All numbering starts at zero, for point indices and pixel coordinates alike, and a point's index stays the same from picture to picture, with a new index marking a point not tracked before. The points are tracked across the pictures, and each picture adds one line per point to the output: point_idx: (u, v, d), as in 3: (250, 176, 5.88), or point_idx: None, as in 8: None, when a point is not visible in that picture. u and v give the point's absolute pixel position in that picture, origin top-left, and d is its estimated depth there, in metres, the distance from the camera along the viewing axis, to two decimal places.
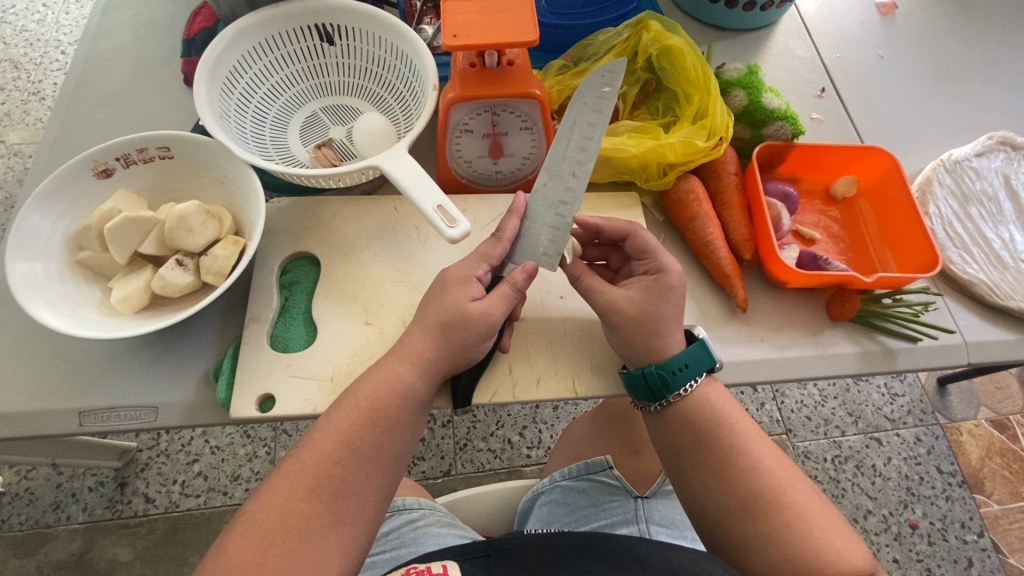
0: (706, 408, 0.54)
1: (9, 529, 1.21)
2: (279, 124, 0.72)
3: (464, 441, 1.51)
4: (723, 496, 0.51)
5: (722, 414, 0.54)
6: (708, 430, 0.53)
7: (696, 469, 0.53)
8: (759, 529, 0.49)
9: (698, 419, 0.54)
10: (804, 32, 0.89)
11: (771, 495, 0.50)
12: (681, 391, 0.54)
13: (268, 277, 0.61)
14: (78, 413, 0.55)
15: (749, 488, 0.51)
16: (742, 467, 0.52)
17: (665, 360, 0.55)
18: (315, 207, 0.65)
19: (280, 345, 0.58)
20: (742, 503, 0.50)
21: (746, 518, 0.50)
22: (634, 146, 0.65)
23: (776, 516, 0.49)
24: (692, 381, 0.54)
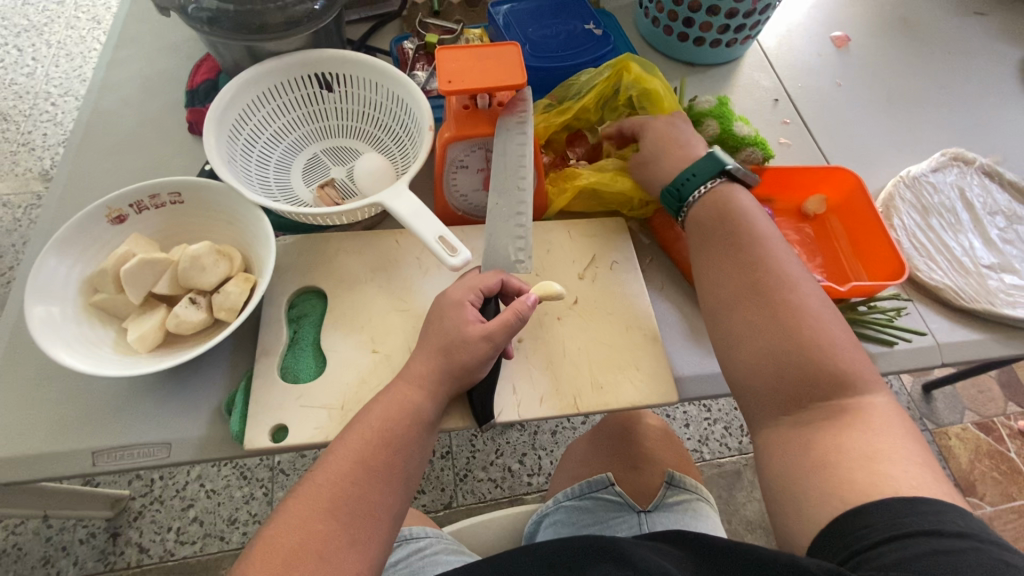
0: (728, 206, 0.64)
1: None
2: (282, 166, 0.75)
3: (464, 472, 1.51)
4: (742, 334, 0.57)
5: (749, 215, 0.63)
6: (735, 256, 0.61)
7: (718, 245, 0.62)
8: (766, 314, 0.56)
9: (723, 223, 0.63)
10: (767, 64, 0.97)
11: (807, 322, 0.54)
12: (693, 195, 0.65)
13: (276, 311, 0.64)
14: (91, 454, 0.56)
15: (780, 305, 0.56)
16: (787, 304, 0.56)
17: (676, 177, 0.67)
18: (319, 243, 0.68)
19: (289, 377, 0.60)
20: (750, 282, 0.58)
21: (760, 325, 0.56)
22: (618, 181, 0.71)
23: (789, 326, 0.54)
24: (704, 182, 0.65)
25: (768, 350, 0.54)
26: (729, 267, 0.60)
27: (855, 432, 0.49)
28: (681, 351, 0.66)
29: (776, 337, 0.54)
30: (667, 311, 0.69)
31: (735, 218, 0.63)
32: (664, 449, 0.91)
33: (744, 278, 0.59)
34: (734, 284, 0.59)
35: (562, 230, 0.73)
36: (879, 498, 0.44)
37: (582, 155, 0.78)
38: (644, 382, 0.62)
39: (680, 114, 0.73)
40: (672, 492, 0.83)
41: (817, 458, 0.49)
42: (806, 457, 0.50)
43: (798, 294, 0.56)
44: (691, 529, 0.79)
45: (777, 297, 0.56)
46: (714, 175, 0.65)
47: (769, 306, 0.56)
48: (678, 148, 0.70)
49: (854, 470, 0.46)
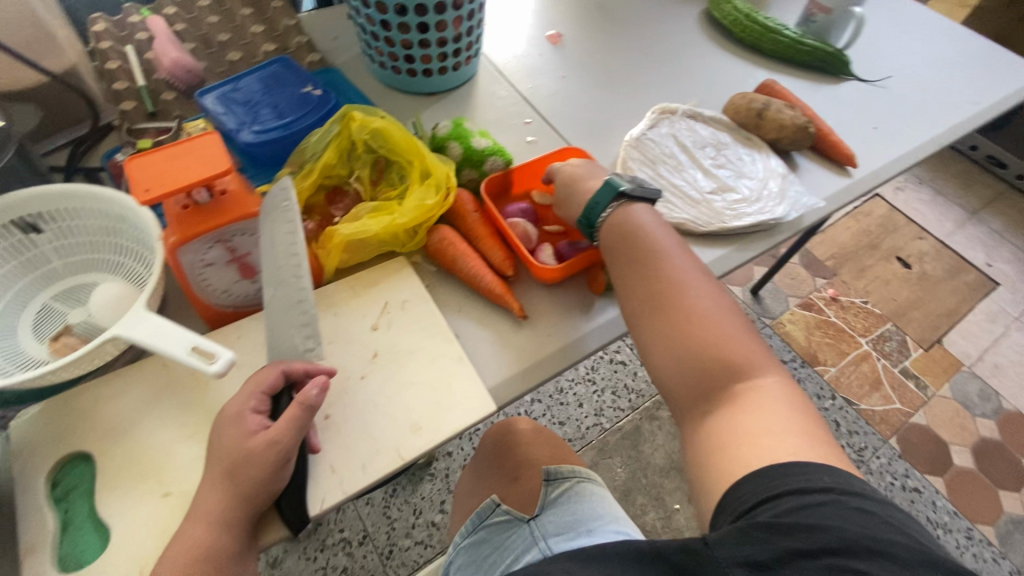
0: (642, 234, 0.68)
1: None
2: (5, 330, 0.65)
3: (388, 547, 1.42)
4: (667, 272, 0.64)
5: (648, 228, 0.68)
6: (655, 270, 0.65)
7: (632, 259, 0.66)
8: (681, 342, 0.59)
9: (642, 267, 0.65)
10: (500, 76, 1.05)
11: (708, 353, 0.58)
12: (604, 216, 0.70)
13: (33, 498, 0.54)
14: None
15: (695, 352, 0.58)
16: (716, 340, 0.59)
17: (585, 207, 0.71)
18: (70, 400, 0.60)
19: (71, 564, 0.52)
20: (650, 293, 0.64)
21: (663, 327, 0.61)
22: (375, 224, 0.71)
23: (677, 312, 0.61)
24: (606, 208, 0.70)
25: (675, 363, 0.59)
26: (642, 283, 0.65)
27: (752, 416, 0.53)
28: (489, 360, 0.69)
29: (695, 370, 0.58)
30: (468, 327, 0.71)
31: (581, 188, 0.74)
32: (540, 446, 0.95)
33: (635, 287, 0.65)
34: (638, 301, 0.64)
35: (344, 288, 0.72)
36: (759, 468, 0.49)
37: (345, 209, 0.78)
38: (460, 405, 0.63)
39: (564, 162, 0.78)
40: (553, 486, 0.86)
41: (716, 440, 0.54)
42: (713, 457, 0.53)
43: (694, 297, 0.62)
44: (580, 517, 0.81)
45: (673, 316, 0.61)
46: (615, 196, 0.70)
47: (657, 277, 0.64)
48: (590, 182, 0.75)
49: (740, 447, 0.51)
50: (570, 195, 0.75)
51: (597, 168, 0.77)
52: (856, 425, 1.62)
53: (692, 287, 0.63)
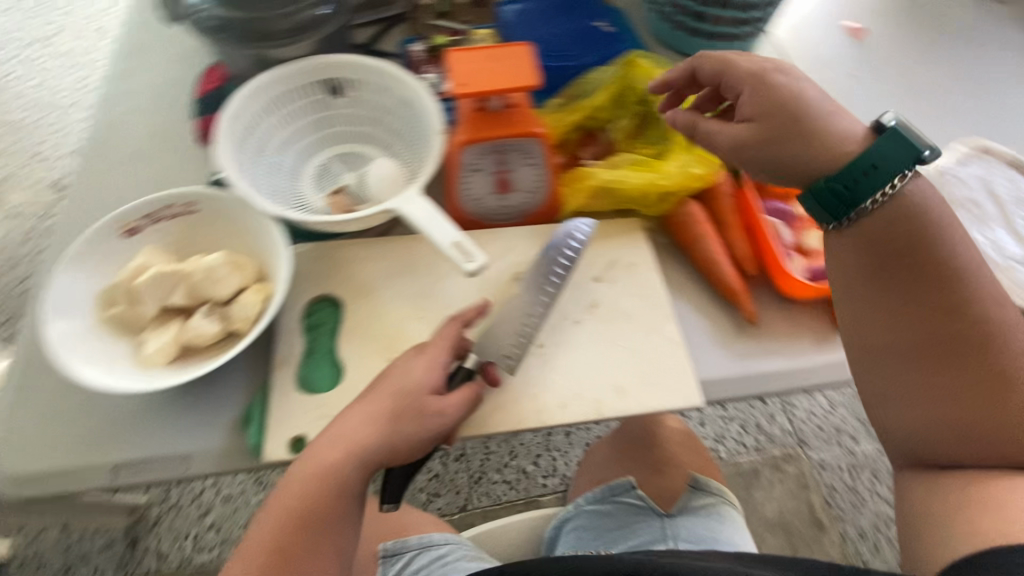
0: (945, 244, 0.54)
1: None
2: (292, 173, 0.74)
3: (479, 475, 1.50)
4: (975, 311, 0.53)
5: (957, 238, 0.55)
6: (956, 304, 0.53)
7: (913, 271, 0.54)
8: (961, 403, 0.52)
9: (941, 291, 0.53)
10: (783, 57, 0.94)
11: (990, 395, 0.51)
12: (869, 204, 0.55)
13: (292, 322, 0.62)
14: (111, 468, 0.56)
15: (971, 392, 0.52)
16: (1010, 393, 0.51)
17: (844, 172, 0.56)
18: (333, 250, 0.67)
19: (305, 386, 0.59)
20: (941, 336, 0.53)
21: (936, 371, 0.53)
22: (634, 178, 0.68)
23: (975, 356, 0.52)
24: (887, 181, 0.55)
25: (924, 412, 0.54)
26: (923, 313, 0.54)
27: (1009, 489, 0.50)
28: (702, 352, 0.65)
29: (951, 414, 0.53)
30: (687, 313, 0.68)
31: (829, 138, 0.57)
32: (685, 452, 0.91)
33: (921, 318, 0.54)
34: (913, 336, 0.54)
35: None
36: (1022, 540, 0.45)
37: (594, 156, 0.75)
38: (665, 387, 0.61)
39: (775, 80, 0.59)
40: (696, 495, 0.83)
41: (982, 496, 0.50)
42: (959, 526, 0.49)
43: (995, 357, 0.52)
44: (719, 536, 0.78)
45: (959, 356, 0.52)
46: (906, 164, 0.55)
47: (947, 304, 0.53)
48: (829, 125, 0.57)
49: (985, 513, 0.49)
50: (782, 135, 0.58)
51: (833, 106, 0.59)
52: None
53: (1001, 326, 0.53)
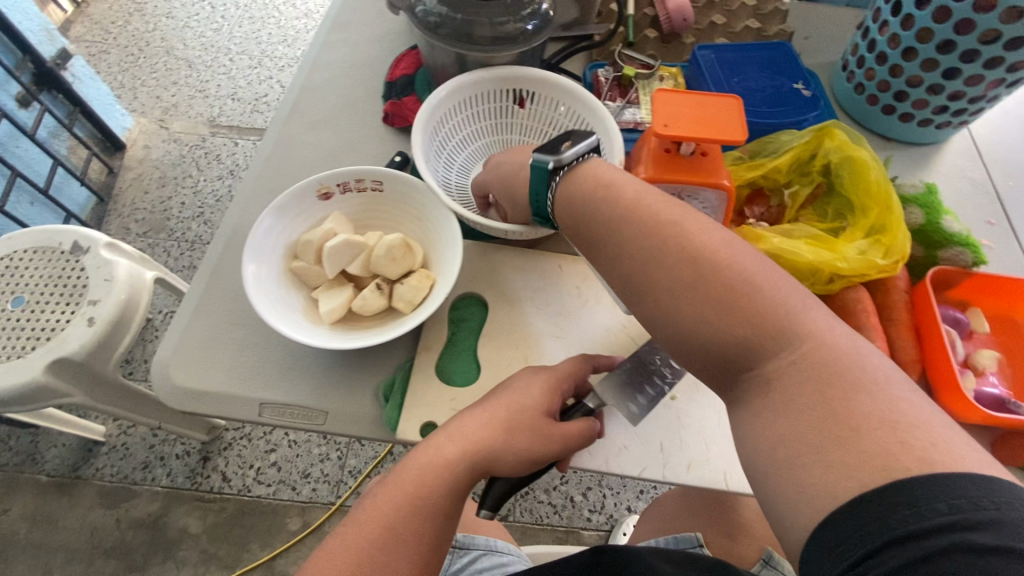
0: (723, 252, 0.43)
1: (100, 478, 1.47)
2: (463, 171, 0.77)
3: (526, 489, 1.49)
4: (751, 319, 0.40)
5: (756, 265, 0.42)
6: (740, 306, 0.41)
7: (611, 233, 0.49)
8: (782, 402, 0.39)
9: (715, 287, 0.42)
10: (976, 153, 0.87)
11: (777, 370, 0.39)
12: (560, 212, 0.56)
13: (440, 311, 0.65)
14: (259, 404, 0.61)
15: (758, 362, 0.40)
16: (790, 362, 0.39)
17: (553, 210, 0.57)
18: (490, 253, 0.70)
19: (444, 376, 0.62)
20: (733, 318, 0.41)
21: (777, 382, 0.39)
22: (809, 252, 0.65)
23: (774, 360, 0.40)
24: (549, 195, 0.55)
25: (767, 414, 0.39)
26: (719, 309, 0.41)
27: (920, 434, 0.33)
28: None
29: (819, 422, 0.36)
30: None
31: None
32: (769, 536, 0.86)
33: (713, 313, 0.42)
34: (727, 342, 0.41)
35: None
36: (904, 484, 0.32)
37: (760, 217, 0.75)
38: None
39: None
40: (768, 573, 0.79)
41: (798, 479, 0.36)
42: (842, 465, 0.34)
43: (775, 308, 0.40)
44: None
45: (758, 373, 0.40)
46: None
47: (731, 318, 0.41)
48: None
49: (893, 441, 0.33)
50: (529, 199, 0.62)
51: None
52: None
53: (828, 362, 0.38)
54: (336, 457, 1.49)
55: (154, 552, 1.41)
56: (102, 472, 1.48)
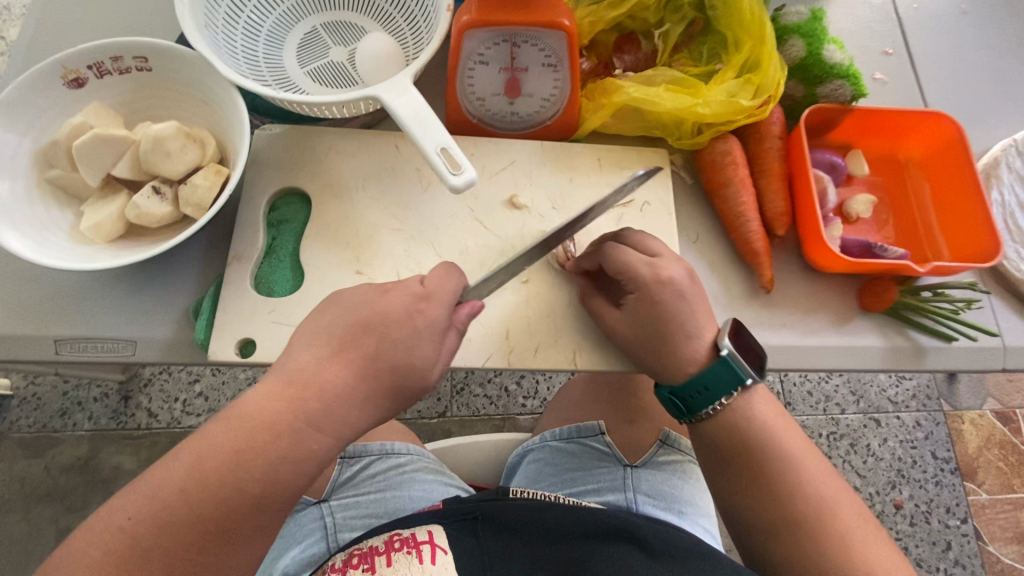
0: (758, 425, 0.51)
1: (17, 431, 1.23)
2: (275, 40, 0.61)
3: (461, 385, 1.39)
4: (760, 474, 0.50)
5: (772, 419, 0.52)
6: (748, 456, 0.51)
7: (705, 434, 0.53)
8: (771, 520, 0.50)
9: (722, 438, 0.52)
10: None
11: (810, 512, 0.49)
12: (709, 409, 0.52)
13: (254, 213, 0.56)
14: (53, 341, 0.53)
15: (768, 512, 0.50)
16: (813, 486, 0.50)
17: (683, 384, 0.51)
18: (311, 137, 0.59)
19: (263, 288, 0.54)
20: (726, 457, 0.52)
21: (746, 501, 0.51)
22: (669, 99, 0.57)
23: (768, 499, 0.50)
24: (714, 403, 0.51)
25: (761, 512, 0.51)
26: (717, 450, 0.52)
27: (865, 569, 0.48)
28: None
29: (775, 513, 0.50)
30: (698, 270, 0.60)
31: (670, 345, 0.51)
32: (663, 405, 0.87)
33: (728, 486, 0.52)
34: (711, 441, 0.53)
35: (591, 157, 0.61)
36: None
37: (630, 66, 0.64)
38: None
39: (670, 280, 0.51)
40: (664, 451, 0.81)
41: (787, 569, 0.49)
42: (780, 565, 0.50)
43: (797, 467, 0.50)
44: (678, 493, 0.78)
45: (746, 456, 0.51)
46: (733, 386, 0.51)
47: (784, 476, 0.50)
48: (680, 343, 0.51)
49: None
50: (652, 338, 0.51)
51: (694, 298, 0.51)
52: (968, 562, 1.27)
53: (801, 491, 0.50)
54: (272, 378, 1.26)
55: (93, 493, 1.22)
56: (18, 425, 1.23)
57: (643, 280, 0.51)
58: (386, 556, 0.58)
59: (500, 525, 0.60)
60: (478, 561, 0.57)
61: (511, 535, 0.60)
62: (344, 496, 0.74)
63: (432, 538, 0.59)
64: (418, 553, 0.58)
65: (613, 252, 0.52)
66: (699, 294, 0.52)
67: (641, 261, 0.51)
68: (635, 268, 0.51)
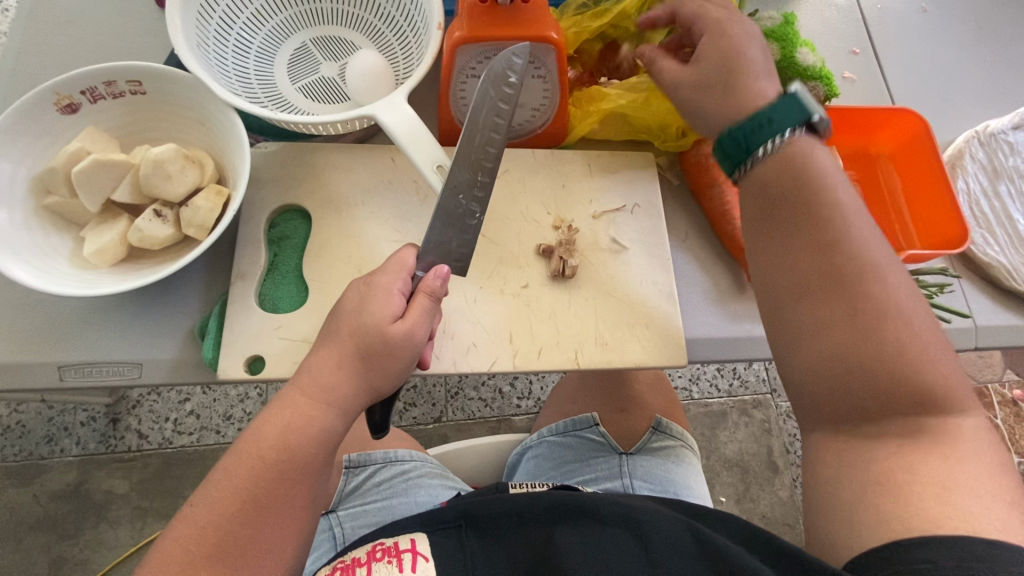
0: (811, 164, 0.45)
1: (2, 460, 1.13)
2: (265, 58, 0.62)
3: (456, 388, 1.28)
4: (813, 218, 0.44)
5: (825, 167, 0.45)
6: (798, 194, 0.44)
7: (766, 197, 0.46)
8: (841, 330, 0.41)
9: (768, 174, 0.46)
10: None
11: (860, 285, 0.41)
12: (762, 150, 0.46)
13: (254, 231, 0.57)
14: (57, 368, 0.52)
15: (825, 259, 0.42)
16: (862, 263, 0.42)
17: (745, 119, 0.47)
18: (306, 154, 0.60)
19: (268, 305, 0.55)
20: (825, 273, 0.42)
21: (834, 341, 0.41)
22: (654, 106, 0.60)
23: (876, 331, 0.40)
24: (773, 138, 0.46)
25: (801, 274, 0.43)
26: (802, 250, 0.43)
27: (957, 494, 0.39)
28: (696, 311, 0.61)
29: (821, 274, 0.42)
30: (689, 268, 0.62)
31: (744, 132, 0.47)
32: (656, 395, 0.87)
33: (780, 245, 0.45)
34: (768, 177, 0.46)
35: (581, 162, 0.63)
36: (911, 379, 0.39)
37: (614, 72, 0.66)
38: (650, 339, 0.57)
39: (735, 29, 0.49)
40: (657, 437, 0.81)
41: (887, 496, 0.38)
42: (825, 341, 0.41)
43: None
44: (673, 476, 0.77)
45: (796, 209, 0.44)
46: (796, 122, 0.46)
47: (826, 218, 0.43)
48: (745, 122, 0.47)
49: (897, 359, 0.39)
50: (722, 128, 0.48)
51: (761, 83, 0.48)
52: None
53: (857, 268, 0.42)
54: (261, 394, 1.17)
55: (86, 519, 1.13)
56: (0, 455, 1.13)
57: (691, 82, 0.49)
58: (366, 567, 0.50)
59: (484, 527, 0.53)
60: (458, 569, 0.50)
61: (495, 540, 0.52)
62: (352, 506, 0.73)
63: (414, 546, 0.51)
64: (399, 562, 0.50)
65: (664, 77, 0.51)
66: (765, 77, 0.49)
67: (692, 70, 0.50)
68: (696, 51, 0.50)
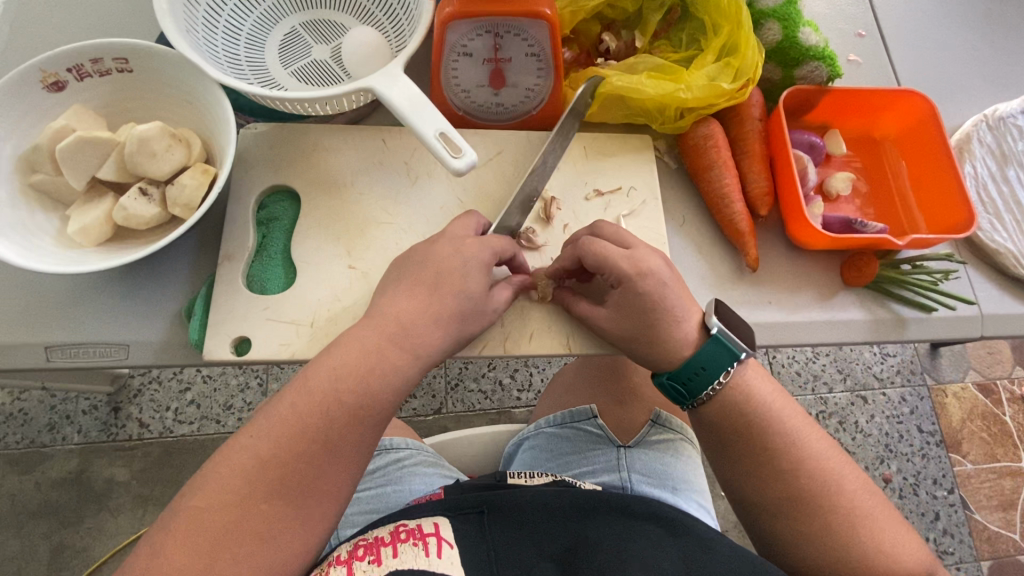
0: (757, 403, 0.51)
1: (5, 448, 1.14)
2: (255, 42, 0.61)
3: (456, 380, 1.27)
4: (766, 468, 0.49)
5: (770, 397, 0.51)
6: (752, 449, 0.50)
7: (718, 440, 0.52)
8: (795, 536, 0.48)
9: (722, 424, 0.51)
10: None
11: (809, 502, 0.48)
12: (708, 392, 0.51)
13: (243, 212, 0.56)
14: (44, 348, 0.52)
15: (772, 491, 0.49)
16: (808, 461, 0.49)
17: (680, 368, 0.51)
18: (296, 135, 0.59)
19: (256, 286, 0.54)
20: (783, 501, 0.48)
21: (787, 509, 0.48)
22: (651, 85, 0.59)
23: (820, 523, 0.47)
24: (710, 387, 0.51)
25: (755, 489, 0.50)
26: (758, 479, 0.49)
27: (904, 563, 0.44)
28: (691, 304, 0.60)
29: (769, 492, 0.49)
30: (686, 252, 0.61)
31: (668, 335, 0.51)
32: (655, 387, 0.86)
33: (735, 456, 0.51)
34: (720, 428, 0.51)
35: (576, 145, 0.62)
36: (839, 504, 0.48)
37: (611, 53, 0.64)
38: None
39: (654, 270, 0.51)
40: (656, 430, 0.79)
41: None
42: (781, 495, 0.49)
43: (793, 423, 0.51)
44: (671, 468, 0.76)
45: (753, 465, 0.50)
46: (728, 362, 0.51)
47: (777, 473, 0.49)
48: (670, 328, 0.50)
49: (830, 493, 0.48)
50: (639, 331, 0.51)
51: (675, 286, 0.51)
52: (955, 529, 1.26)
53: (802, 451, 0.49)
54: (261, 384, 1.16)
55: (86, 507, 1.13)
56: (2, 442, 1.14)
57: (625, 275, 0.50)
58: (392, 547, 0.49)
59: (509, 514, 0.52)
60: (484, 557, 0.49)
61: (520, 528, 0.52)
62: None
63: (438, 530, 0.50)
64: (424, 545, 0.49)
65: (589, 244, 0.51)
66: (678, 280, 0.52)
67: (619, 254, 0.51)
68: (621, 275, 0.50)
